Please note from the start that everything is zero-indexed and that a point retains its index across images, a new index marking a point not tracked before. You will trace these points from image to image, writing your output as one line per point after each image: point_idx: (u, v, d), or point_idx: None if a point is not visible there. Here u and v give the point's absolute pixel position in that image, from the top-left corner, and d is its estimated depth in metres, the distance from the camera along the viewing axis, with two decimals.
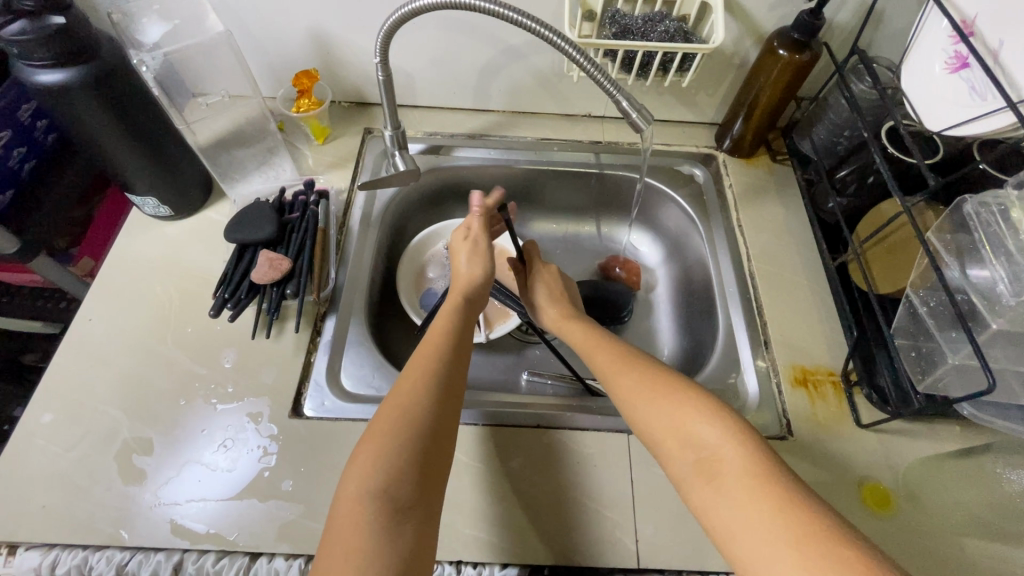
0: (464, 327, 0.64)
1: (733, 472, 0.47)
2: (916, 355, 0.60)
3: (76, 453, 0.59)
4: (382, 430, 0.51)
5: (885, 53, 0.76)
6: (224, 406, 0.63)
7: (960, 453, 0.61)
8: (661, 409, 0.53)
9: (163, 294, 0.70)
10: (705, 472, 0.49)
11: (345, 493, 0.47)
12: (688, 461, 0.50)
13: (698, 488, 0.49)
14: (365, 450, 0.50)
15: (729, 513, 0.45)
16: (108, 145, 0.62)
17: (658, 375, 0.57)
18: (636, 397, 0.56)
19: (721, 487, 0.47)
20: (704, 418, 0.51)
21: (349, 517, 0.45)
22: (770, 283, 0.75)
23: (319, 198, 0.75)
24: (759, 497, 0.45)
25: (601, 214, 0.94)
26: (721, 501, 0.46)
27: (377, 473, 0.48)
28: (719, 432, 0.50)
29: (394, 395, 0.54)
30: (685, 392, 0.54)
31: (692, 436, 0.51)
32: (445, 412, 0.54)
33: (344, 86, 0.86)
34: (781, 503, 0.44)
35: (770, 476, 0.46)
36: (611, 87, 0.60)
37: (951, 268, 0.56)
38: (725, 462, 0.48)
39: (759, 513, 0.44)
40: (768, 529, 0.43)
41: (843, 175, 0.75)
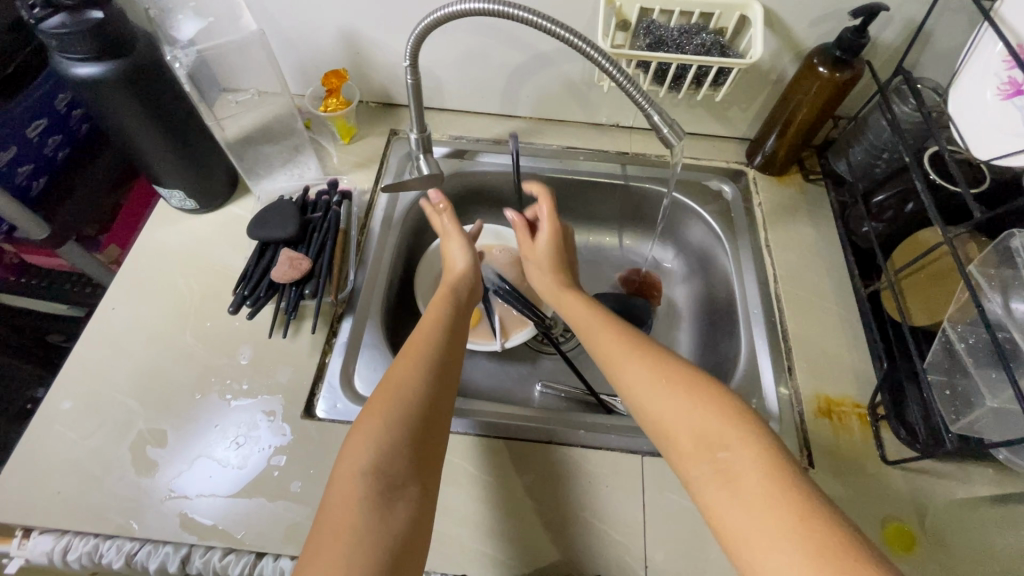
0: (458, 318, 0.65)
1: (740, 471, 0.45)
2: (951, 394, 0.57)
3: (92, 441, 0.60)
4: (379, 412, 0.51)
5: (930, 74, 0.73)
6: (238, 402, 0.63)
7: (993, 499, 0.58)
8: (670, 399, 0.52)
9: (185, 288, 0.71)
10: (710, 469, 0.47)
11: (341, 470, 0.48)
12: (688, 454, 0.49)
13: (700, 482, 0.47)
14: (360, 430, 0.50)
15: (733, 513, 0.44)
16: (140, 139, 0.63)
17: (668, 365, 0.55)
18: (640, 384, 0.55)
19: (725, 483, 0.45)
20: (714, 413, 0.49)
21: (343, 493, 0.46)
22: (797, 307, 0.72)
23: (342, 198, 0.75)
24: (767, 500, 0.43)
25: (625, 226, 0.93)
26: (724, 497, 0.45)
27: (372, 450, 0.48)
28: (727, 429, 0.48)
29: (392, 377, 0.55)
30: (696, 385, 0.53)
31: (700, 428, 0.49)
32: (440, 397, 0.55)
33: (372, 87, 0.86)
34: (790, 507, 0.42)
35: (782, 480, 0.44)
36: (644, 100, 0.59)
37: (992, 301, 0.54)
38: (733, 460, 0.46)
39: (766, 514, 0.42)
40: (774, 531, 0.41)
41: (880, 201, 0.72)
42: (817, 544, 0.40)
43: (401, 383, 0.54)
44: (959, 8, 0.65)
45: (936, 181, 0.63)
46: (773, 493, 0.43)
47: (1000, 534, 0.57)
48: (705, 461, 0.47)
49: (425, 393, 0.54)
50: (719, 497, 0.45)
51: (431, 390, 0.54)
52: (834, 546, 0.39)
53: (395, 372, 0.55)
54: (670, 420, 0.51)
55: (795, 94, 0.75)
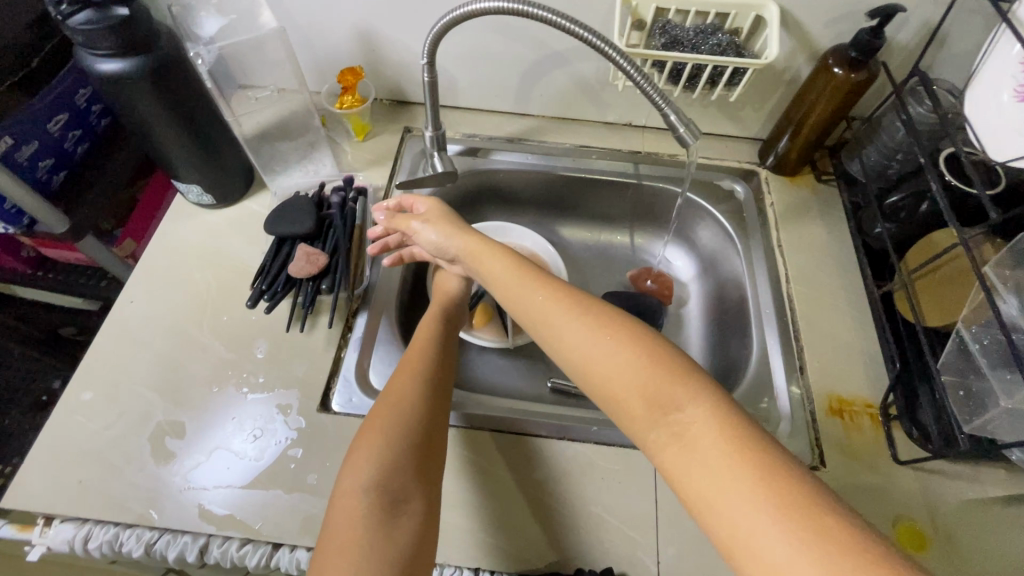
0: (450, 337, 0.66)
1: (694, 432, 0.42)
2: (965, 395, 0.57)
3: (112, 432, 0.61)
4: (376, 427, 0.53)
5: (946, 75, 0.73)
6: (254, 395, 0.64)
7: (1005, 500, 0.59)
8: (617, 359, 0.48)
9: (202, 282, 0.71)
10: (666, 434, 0.43)
11: (343, 487, 0.50)
12: (646, 420, 0.45)
13: (656, 447, 0.44)
14: (360, 447, 0.52)
15: (691, 476, 0.41)
16: (161, 133, 0.63)
17: (613, 323, 0.52)
18: (582, 345, 0.51)
19: (680, 447, 0.42)
20: (664, 373, 0.46)
21: (346, 510, 0.48)
22: (809, 307, 0.73)
23: (357, 195, 0.76)
24: (725, 460, 0.40)
25: (636, 225, 0.93)
26: (680, 460, 0.42)
27: (370, 468, 0.50)
28: (682, 391, 0.45)
29: (387, 397, 0.56)
30: (642, 343, 0.49)
31: (649, 389, 0.45)
32: (435, 413, 0.56)
33: (387, 85, 0.87)
34: (750, 465, 0.39)
35: (741, 438, 0.41)
36: (660, 99, 0.59)
37: (1007, 304, 0.54)
38: (687, 422, 0.43)
39: (725, 475, 0.39)
40: (733, 493, 0.38)
41: (894, 201, 0.71)
42: (779, 504, 0.37)
43: (396, 402, 0.55)
44: (975, 9, 0.65)
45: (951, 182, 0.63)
46: (732, 452, 0.40)
47: (1012, 535, 0.57)
48: (660, 425, 0.44)
49: (421, 411, 0.55)
50: (676, 462, 0.42)
51: (426, 403, 0.56)
52: (799, 506, 0.36)
53: (388, 392, 0.57)
54: (617, 380, 0.48)
55: (809, 95, 0.75)
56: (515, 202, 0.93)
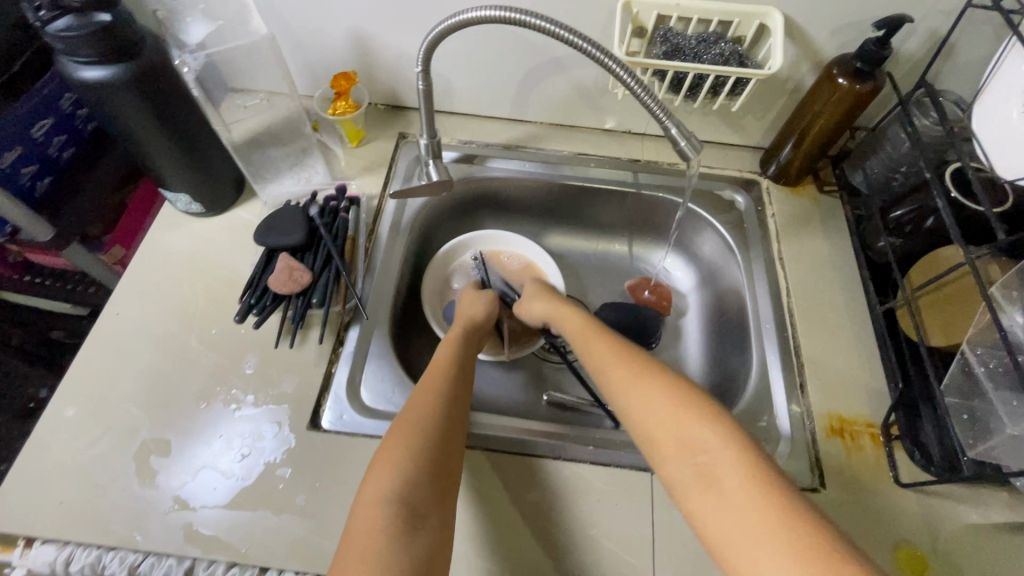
0: (468, 358, 0.65)
1: (720, 473, 0.42)
2: (969, 418, 0.55)
3: (95, 450, 0.59)
4: (397, 442, 0.52)
5: (952, 86, 0.72)
6: (241, 412, 0.62)
7: (1007, 524, 0.57)
8: (652, 398, 0.50)
9: (190, 293, 0.70)
10: (692, 473, 0.44)
11: (363, 498, 0.48)
12: (674, 458, 0.45)
13: (682, 487, 0.44)
14: (381, 461, 0.50)
15: (716, 515, 0.40)
16: (147, 141, 0.61)
17: (652, 366, 0.54)
18: (622, 388, 0.53)
19: (706, 487, 0.42)
20: (696, 414, 0.46)
21: (366, 519, 0.46)
22: (810, 322, 0.71)
23: (350, 204, 0.74)
24: (749, 500, 0.39)
25: (634, 235, 0.92)
26: (705, 501, 0.42)
27: (394, 478, 0.48)
28: (708, 430, 0.45)
29: (409, 410, 0.55)
30: (677, 386, 0.50)
31: (677, 429, 0.46)
32: (455, 431, 0.55)
33: (381, 89, 0.85)
34: (774, 507, 0.38)
35: (765, 480, 0.40)
36: (661, 112, 0.57)
37: (1014, 328, 0.52)
38: (714, 462, 0.43)
39: (748, 515, 0.39)
40: (755, 532, 0.38)
41: (897, 216, 0.70)
42: (803, 545, 0.36)
43: (416, 415, 0.54)
44: (984, 20, 0.64)
45: (957, 198, 0.62)
46: (757, 492, 0.40)
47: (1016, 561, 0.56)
48: (686, 464, 0.44)
49: (442, 425, 0.54)
50: (702, 500, 0.42)
51: (446, 420, 0.55)
52: (821, 547, 0.35)
53: (411, 406, 0.56)
54: (650, 419, 0.49)
55: (814, 104, 0.73)
56: (511, 210, 0.91)
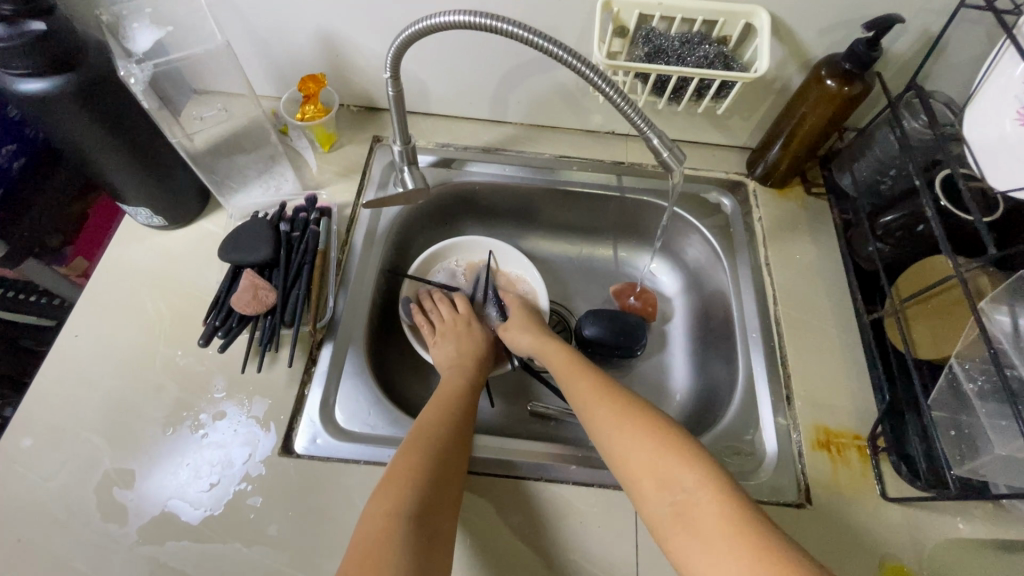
0: (472, 386, 0.66)
1: (696, 514, 0.45)
2: (956, 434, 0.54)
3: (55, 483, 0.56)
4: (408, 461, 0.52)
5: (943, 86, 0.69)
6: (210, 438, 0.59)
7: (992, 537, 0.57)
8: (630, 439, 0.52)
9: (154, 312, 0.66)
10: (671, 513, 0.46)
11: (371, 515, 0.48)
12: (655, 498, 0.48)
13: (663, 526, 0.46)
14: (392, 479, 0.50)
15: (697, 558, 0.43)
16: (97, 155, 0.58)
17: (630, 404, 0.55)
18: (605, 426, 0.54)
19: (685, 527, 0.45)
20: (673, 454, 0.49)
21: (377, 535, 0.46)
22: (797, 331, 0.70)
23: (321, 216, 0.71)
24: (728, 541, 0.42)
25: (620, 238, 0.89)
26: (684, 541, 0.44)
27: (408, 495, 0.49)
28: (687, 471, 0.47)
29: (417, 433, 0.55)
30: (659, 424, 0.52)
31: (658, 469, 0.49)
32: (462, 451, 0.56)
33: (353, 90, 0.81)
34: (751, 548, 0.42)
35: (740, 519, 0.43)
36: (642, 122, 0.54)
37: (1001, 339, 0.52)
38: (692, 503, 0.46)
39: (726, 556, 0.42)
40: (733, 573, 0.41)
41: (886, 221, 0.68)
42: None
43: (424, 435, 0.55)
44: (977, 19, 0.61)
45: (946, 207, 0.60)
46: (733, 531, 0.43)
47: None
48: (665, 504, 0.47)
49: (450, 445, 0.55)
50: (683, 543, 0.44)
51: (456, 444, 0.55)
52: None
53: (419, 427, 0.56)
54: (632, 458, 0.50)
55: (801, 105, 0.71)
56: (492, 214, 0.88)
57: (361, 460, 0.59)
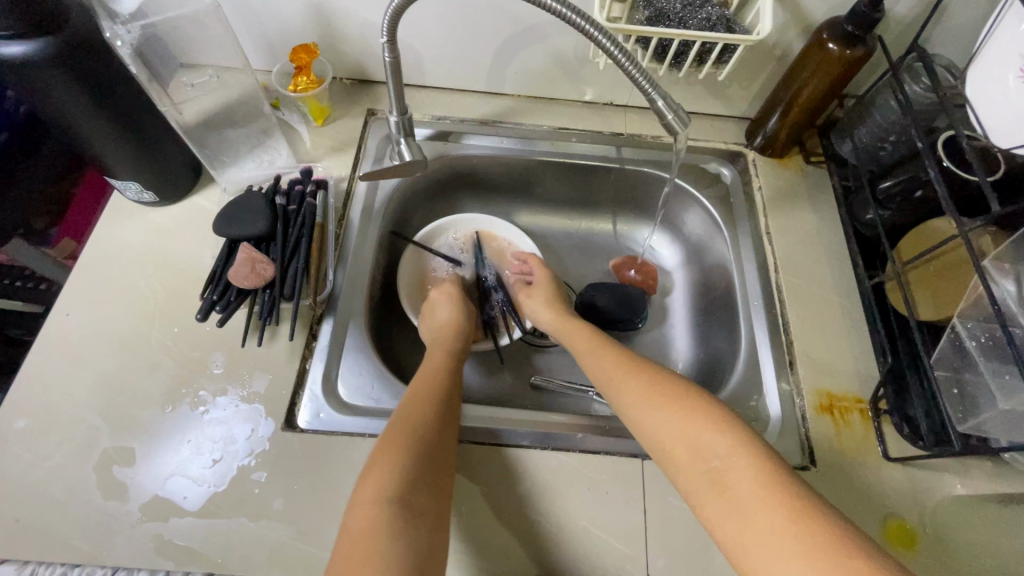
0: (455, 361, 0.64)
1: (730, 479, 0.45)
2: (958, 393, 0.55)
3: (52, 463, 0.55)
4: (395, 441, 0.50)
5: (943, 50, 0.69)
6: (211, 415, 0.58)
7: (992, 496, 0.58)
8: (660, 410, 0.52)
9: (147, 289, 0.65)
10: (705, 478, 0.46)
11: (360, 498, 0.46)
12: (688, 466, 0.47)
13: (695, 492, 0.46)
14: (379, 458, 0.49)
15: (732, 521, 0.43)
16: (81, 122, 0.55)
17: (660, 376, 0.55)
18: (635, 400, 0.54)
19: (718, 492, 0.45)
20: (704, 421, 0.49)
21: (364, 520, 0.44)
22: (798, 297, 0.70)
23: (317, 188, 0.70)
24: (762, 503, 0.42)
25: (619, 211, 0.89)
26: (717, 506, 0.44)
27: (394, 475, 0.47)
28: (719, 438, 0.47)
29: (403, 412, 0.54)
30: (688, 395, 0.52)
31: (690, 436, 0.48)
32: (446, 433, 0.53)
33: (346, 62, 0.79)
34: (784, 509, 0.41)
35: (773, 481, 0.43)
36: (647, 83, 0.53)
37: (1005, 291, 0.52)
38: (725, 468, 0.45)
39: (760, 518, 0.41)
40: (770, 535, 0.41)
41: (885, 187, 0.69)
42: (815, 542, 0.39)
43: (408, 419, 0.52)
44: None
45: (949, 167, 0.60)
46: (767, 493, 0.42)
47: (1007, 533, 0.56)
48: (699, 470, 0.47)
49: (434, 428, 0.52)
50: (718, 508, 0.44)
51: (441, 422, 0.54)
52: (827, 544, 0.39)
53: (401, 412, 0.54)
54: (664, 429, 0.50)
55: (801, 71, 0.70)
56: (490, 189, 0.87)
57: (366, 433, 0.59)
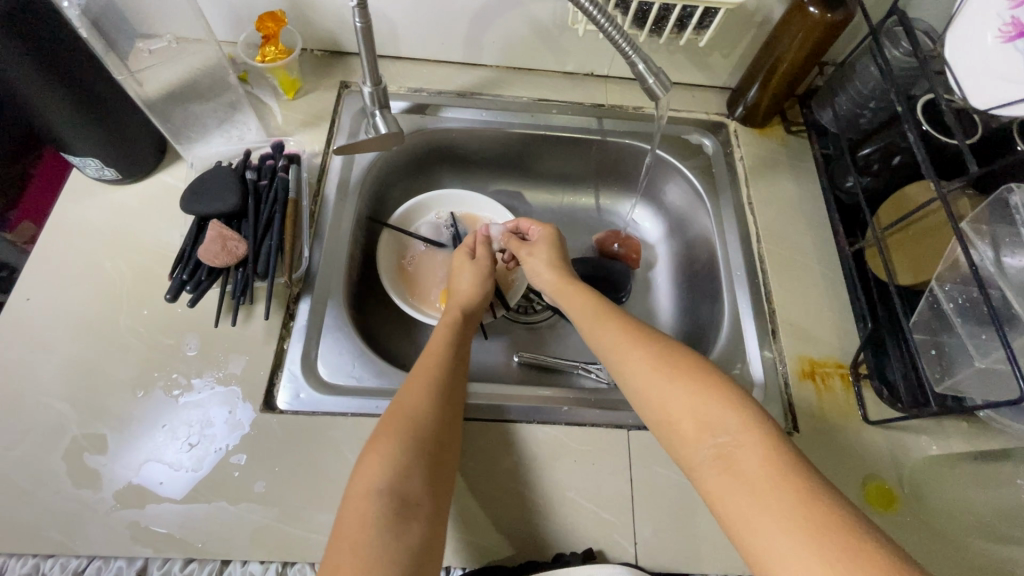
0: (463, 337, 0.61)
1: (739, 456, 0.42)
2: (936, 354, 0.57)
3: (18, 452, 0.53)
4: (392, 428, 0.48)
5: (922, 14, 0.69)
6: (186, 398, 0.56)
7: (968, 456, 0.59)
8: (666, 382, 0.48)
9: (113, 270, 0.62)
10: (711, 454, 0.43)
11: (354, 488, 0.44)
12: (695, 442, 0.45)
13: (701, 468, 0.43)
14: (375, 445, 0.47)
15: (736, 499, 0.40)
16: (32, 96, 0.51)
17: (669, 348, 0.52)
18: (641, 369, 0.51)
19: (724, 469, 0.42)
20: (716, 397, 0.46)
21: (358, 513, 0.42)
22: (779, 266, 0.70)
23: (289, 163, 0.67)
24: (769, 483, 0.39)
25: (601, 185, 0.88)
26: (724, 484, 0.41)
27: (388, 465, 0.45)
28: (729, 414, 0.44)
29: (402, 397, 0.51)
30: (697, 368, 0.49)
31: (699, 411, 0.45)
32: (451, 420, 0.51)
33: (316, 32, 0.76)
34: (792, 490, 0.39)
35: (784, 464, 0.40)
36: (627, 46, 0.52)
37: (981, 251, 0.53)
38: (734, 447, 0.42)
39: (766, 498, 0.39)
40: (771, 515, 0.38)
41: (865, 154, 0.69)
42: (820, 526, 0.36)
43: (410, 403, 0.50)
44: None
45: (929, 131, 0.60)
46: (775, 473, 0.40)
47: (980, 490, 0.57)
48: (706, 446, 0.44)
49: (437, 416, 0.50)
50: (720, 484, 0.42)
51: (441, 406, 0.51)
52: (837, 529, 0.36)
53: (401, 396, 0.51)
54: (670, 403, 0.47)
55: (783, 37, 0.69)
56: (471, 164, 0.85)
57: (348, 413, 0.57)
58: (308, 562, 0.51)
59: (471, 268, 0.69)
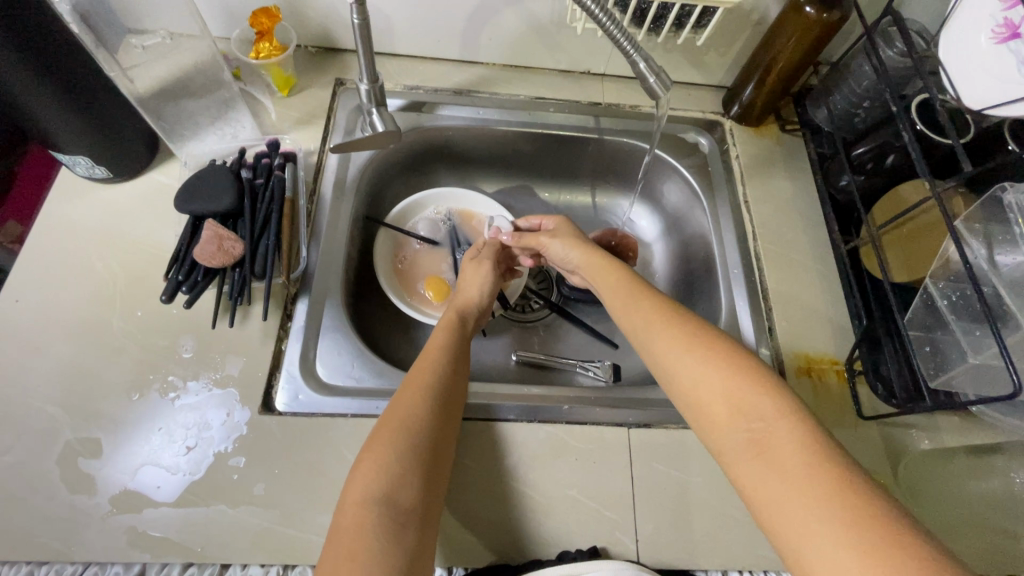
0: (460, 341, 0.60)
1: (775, 441, 0.42)
2: (931, 351, 0.57)
3: (11, 457, 0.52)
4: (386, 437, 0.47)
5: (914, 15, 0.70)
6: (182, 401, 0.56)
7: (962, 452, 0.60)
8: (700, 365, 0.49)
9: (105, 271, 0.61)
10: (744, 439, 0.43)
11: (348, 497, 0.44)
12: (729, 426, 0.45)
13: (733, 451, 0.44)
14: (371, 452, 0.46)
15: (769, 482, 0.41)
16: (24, 94, 0.51)
17: (702, 329, 0.52)
18: (674, 353, 0.51)
19: (759, 454, 0.42)
20: (750, 384, 0.46)
21: (352, 521, 0.42)
22: (775, 264, 0.71)
23: (285, 161, 0.66)
24: (806, 470, 0.40)
25: (598, 184, 0.88)
26: (758, 470, 0.42)
27: (380, 474, 0.45)
28: (767, 400, 0.45)
29: (397, 403, 0.51)
30: (735, 353, 0.49)
31: (735, 397, 0.46)
32: (446, 426, 0.51)
33: (310, 28, 0.75)
34: (828, 475, 0.39)
35: (819, 453, 0.41)
36: (629, 45, 0.52)
37: (975, 249, 0.53)
38: (769, 432, 0.43)
39: (799, 485, 0.39)
40: (804, 499, 0.39)
41: (860, 153, 0.70)
42: (856, 512, 0.37)
43: (404, 409, 0.50)
44: None
45: (923, 130, 0.62)
46: (812, 462, 0.40)
47: (971, 483, 0.58)
48: (741, 430, 0.44)
49: (432, 423, 0.50)
50: (753, 469, 0.42)
51: (436, 413, 0.51)
52: (873, 515, 0.36)
53: (398, 399, 0.51)
54: (705, 388, 0.47)
55: (778, 39, 0.70)
56: (467, 162, 0.85)
57: (348, 414, 0.57)
58: (310, 564, 0.51)
59: (477, 270, 0.69)
